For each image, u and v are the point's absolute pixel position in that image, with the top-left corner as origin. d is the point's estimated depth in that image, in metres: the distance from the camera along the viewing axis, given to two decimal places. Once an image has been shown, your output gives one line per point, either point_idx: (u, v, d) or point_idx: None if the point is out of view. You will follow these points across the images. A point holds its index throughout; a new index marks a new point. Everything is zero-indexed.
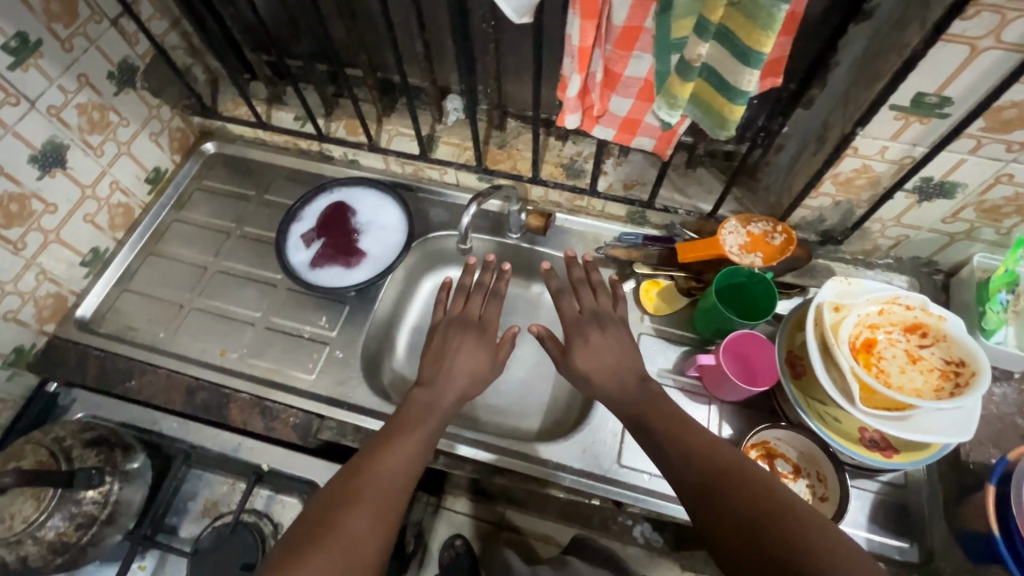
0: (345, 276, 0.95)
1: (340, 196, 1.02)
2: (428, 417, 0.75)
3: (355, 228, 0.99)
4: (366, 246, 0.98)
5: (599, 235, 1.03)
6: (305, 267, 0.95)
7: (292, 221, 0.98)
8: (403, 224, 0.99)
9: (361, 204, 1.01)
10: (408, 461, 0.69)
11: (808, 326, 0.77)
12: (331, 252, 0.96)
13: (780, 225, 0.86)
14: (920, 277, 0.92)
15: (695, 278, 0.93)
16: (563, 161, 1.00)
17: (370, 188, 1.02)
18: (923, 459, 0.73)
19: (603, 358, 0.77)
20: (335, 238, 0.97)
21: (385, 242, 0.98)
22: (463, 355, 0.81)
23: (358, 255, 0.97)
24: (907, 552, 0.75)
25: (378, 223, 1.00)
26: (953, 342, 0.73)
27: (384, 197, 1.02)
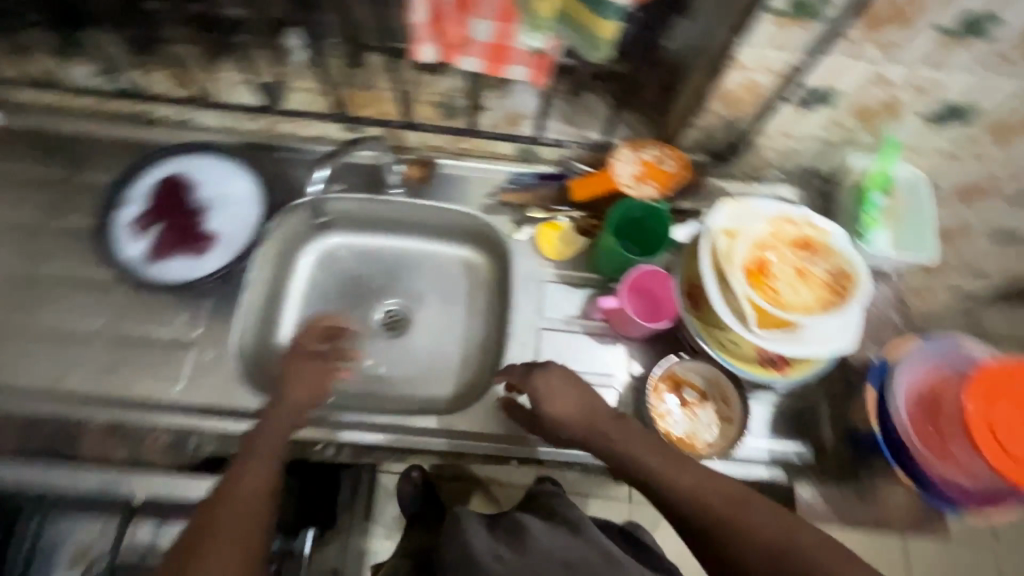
0: (195, 264, 0.84)
1: (174, 171, 0.88)
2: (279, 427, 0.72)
3: (199, 208, 0.87)
4: (215, 225, 0.87)
5: (489, 178, 0.93)
6: (144, 259, 0.83)
7: (120, 205, 0.85)
8: (256, 196, 0.89)
9: (202, 177, 0.89)
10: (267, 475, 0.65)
11: (704, 255, 0.76)
12: (173, 239, 0.85)
13: (670, 150, 0.83)
14: (806, 186, 0.91)
15: (595, 216, 0.88)
16: (438, 100, 0.86)
17: (210, 157, 0.89)
18: (814, 370, 0.75)
19: (575, 397, 0.68)
20: (177, 222, 0.86)
21: (237, 218, 0.87)
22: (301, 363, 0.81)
23: (207, 239, 0.86)
24: (803, 454, 0.78)
25: (224, 197, 0.88)
26: (835, 255, 0.75)
27: (229, 166, 0.90)
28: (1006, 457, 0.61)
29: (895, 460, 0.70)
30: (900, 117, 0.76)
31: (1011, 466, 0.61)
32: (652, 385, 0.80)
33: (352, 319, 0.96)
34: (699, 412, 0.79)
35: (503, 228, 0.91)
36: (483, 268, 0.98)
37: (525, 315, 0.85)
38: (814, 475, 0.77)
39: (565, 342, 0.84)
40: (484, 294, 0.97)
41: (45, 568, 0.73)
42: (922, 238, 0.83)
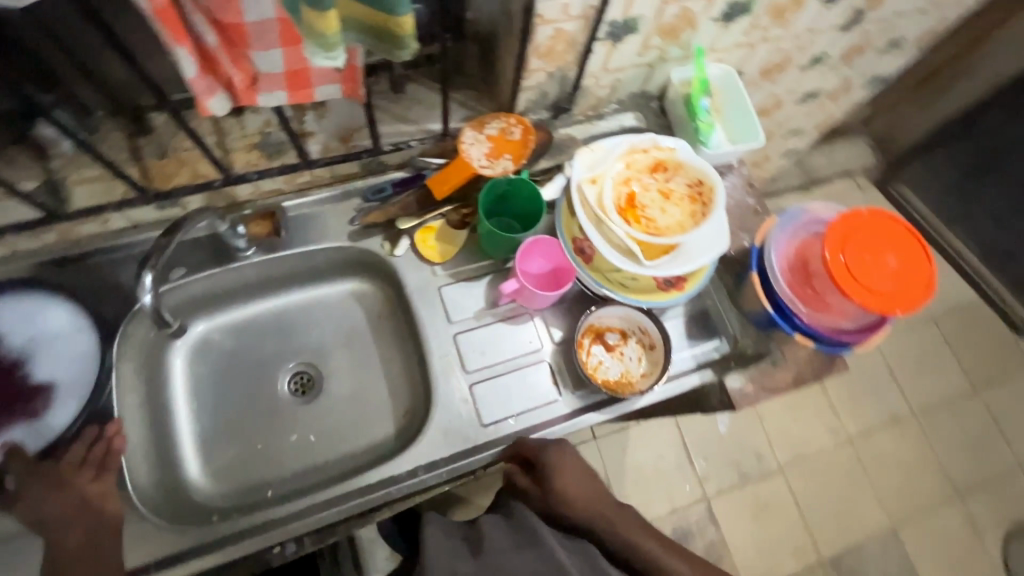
0: (38, 426, 0.71)
1: None
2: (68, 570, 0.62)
3: (18, 361, 0.73)
4: (45, 374, 0.73)
5: (343, 204, 0.86)
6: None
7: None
8: (81, 321, 0.75)
9: (7, 323, 0.73)
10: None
11: (578, 210, 0.77)
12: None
13: (513, 118, 0.82)
14: (643, 109, 0.96)
15: (464, 205, 0.86)
16: (254, 140, 0.80)
17: (5, 294, 0.74)
18: (705, 276, 0.81)
19: (584, 480, 0.74)
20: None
21: (68, 357, 0.74)
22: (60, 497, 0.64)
23: (37, 395, 0.72)
24: (721, 346, 0.85)
25: (43, 337, 0.74)
26: (687, 167, 0.80)
27: (35, 297, 0.74)
28: (869, 294, 0.68)
29: (792, 327, 0.78)
30: (698, 25, 0.81)
31: (877, 301, 0.68)
32: (578, 345, 0.82)
33: (258, 401, 0.87)
34: (625, 351, 0.83)
35: (380, 249, 0.86)
36: (376, 294, 0.93)
37: (436, 327, 0.83)
38: (735, 363, 0.84)
39: (483, 338, 0.83)
40: (387, 320, 0.92)
41: None
42: (750, 126, 0.91)
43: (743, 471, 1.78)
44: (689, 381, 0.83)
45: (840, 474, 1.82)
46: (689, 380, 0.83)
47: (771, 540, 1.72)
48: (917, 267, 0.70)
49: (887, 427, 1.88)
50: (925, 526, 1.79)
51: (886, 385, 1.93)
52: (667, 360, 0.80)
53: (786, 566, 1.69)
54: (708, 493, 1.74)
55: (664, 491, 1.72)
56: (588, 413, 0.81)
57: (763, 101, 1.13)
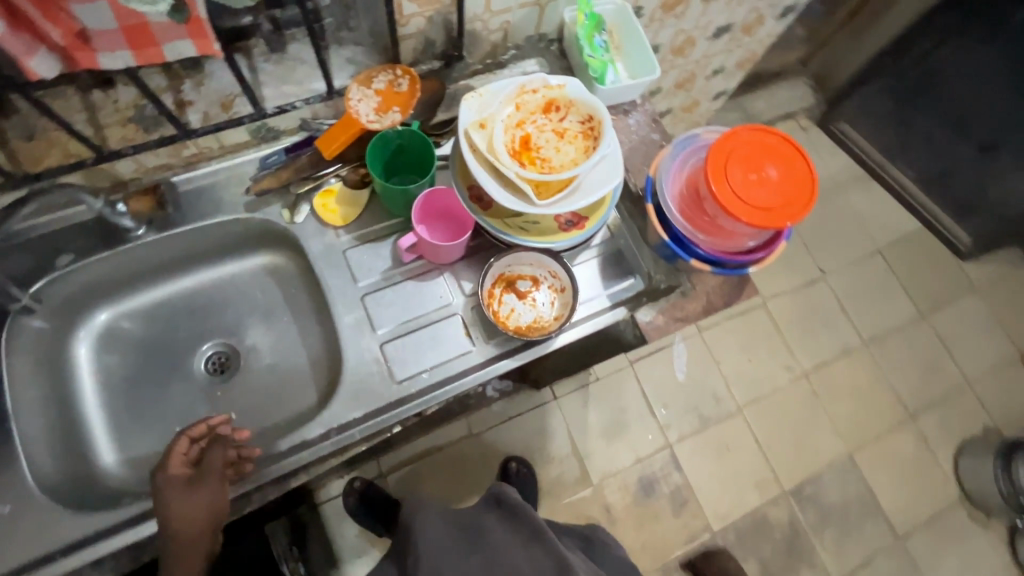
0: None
1: None
2: (195, 540, 0.70)
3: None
4: None
5: (238, 174, 0.84)
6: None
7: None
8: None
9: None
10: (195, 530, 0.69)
11: (468, 156, 0.76)
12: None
13: (398, 68, 0.80)
14: (541, 53, 0.94)
15: (361, 164, 0.84)
16: (127, 114, 0.74)
17: None
18: (605, 212, 0.80)
19: None
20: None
21: None
22: (191, 495, 0.69)
23: None
24: (636, 284, 0.86)
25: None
26: (578, 104, 0.78)
27: None
28: (755, 211, 0.68)
29: (690, 255, 0.77)
30: None
31: (763, 217, 0.68)
32: (488, 294, 0.82)
33: (174, 384, 0.86)
34: (537, 297, 0.84)
35: (279, 217, 0.84)
36: (286, 265, 0.91)
37: (342, 291, 0.82)
38: (646, 297, 0.85)
39: (391, 297, 0.82)
40: (300, 290, 0.91)
41: None
42: (647, 56, 0.89)
43: (704, 416, 1.81)
44: (607, 321, 0.84)
45: (797, 408, 1.87)
46: (604, 320, 0.84)
47: (733, 477, 1.76)
48: (799, 179, 0.70)
49: (841, 360, 1.93)
50: (881, 449, 1.85)
51: (837, 320, 1.98)
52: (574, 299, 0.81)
53: (750, 501, 1.74)
54: (671, 440, 1.78)
55: (627, 443, 1.75)
56: (503, 360, 0.81)
57: (674, 37, 1.12)
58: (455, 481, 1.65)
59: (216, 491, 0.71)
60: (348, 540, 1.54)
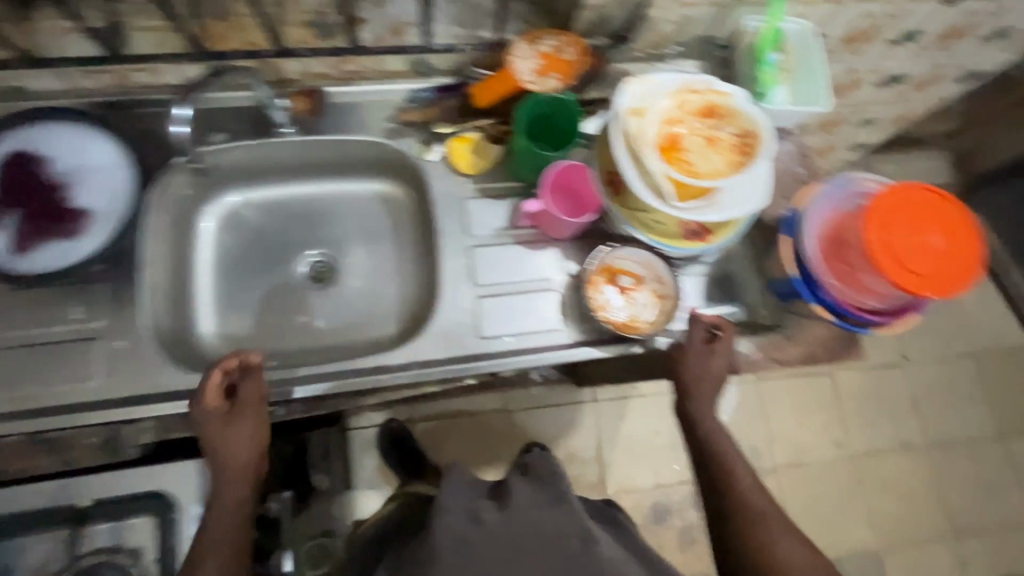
0: (76, 245, 0.75)
1: (18, 144, 0.75)
2: (233, 482, 0.68)
3: (61, 184, 0.76)
4: (86, 201, 0.77)
5: (385, 101, 0.87)
6: (15, 254, 0.73)
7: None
8: (122, 159, 0.78)
9: (53, 150, 0.77)
10: (241, 455, 0.68)
11: (616, 137, 0.74)
12: (45, 224, 0.75)
13: (570, 39, 0.80)
14: (706, 58, 0.91)
15: (502, 121, 0.85)
16: (309, 19, 0.75)
17: (59, 119, 0.77)
18: (733, 232, 0.78)
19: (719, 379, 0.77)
20: (34, 203, 0.75)
21: (108, 188, 0.77)
22: (231, 431, 0.68)
23: (79, 216, 0.76)
24: (737, 313, 0.83)
25: (97, 169, 0.78)
26: (740, 116, 0.75)
27: (85, 128, 0.77)
28: (908, 273, 0.64)
29: (815, 300, 0.74)
30: None
31: (915, 282, 0.64)
32: (589, 280, 0.81)
33: (275, 277, 0.91)
34: (636, 295, 0.81)
35: (413, 150, 0.86)
36: (403, 199, 0.94)
37: (453, 236, 0.83)
38: (745, 327, 0.83)
39: (496, 255, 0.83)
40: (408, 224, 0.94)
41: None
42: (815, 89, 0.86)
43: None
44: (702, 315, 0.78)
45: (836, 488, 1.77)
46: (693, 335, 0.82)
47: None
48: (963, 255, 0.65)
49: (897, 452, 1.82)
50: (912, 555, 1.74)
51: (906, 411, 1.85)
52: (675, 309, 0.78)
53: None
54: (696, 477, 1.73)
55: (652, 465, 1.73)
56: (587, 348, 0.81)
57: (840, 75, 1.06)
58: (476, 450, 1.67)
59: (251, 422, 0.70)
60: (367, 472, 1.59)
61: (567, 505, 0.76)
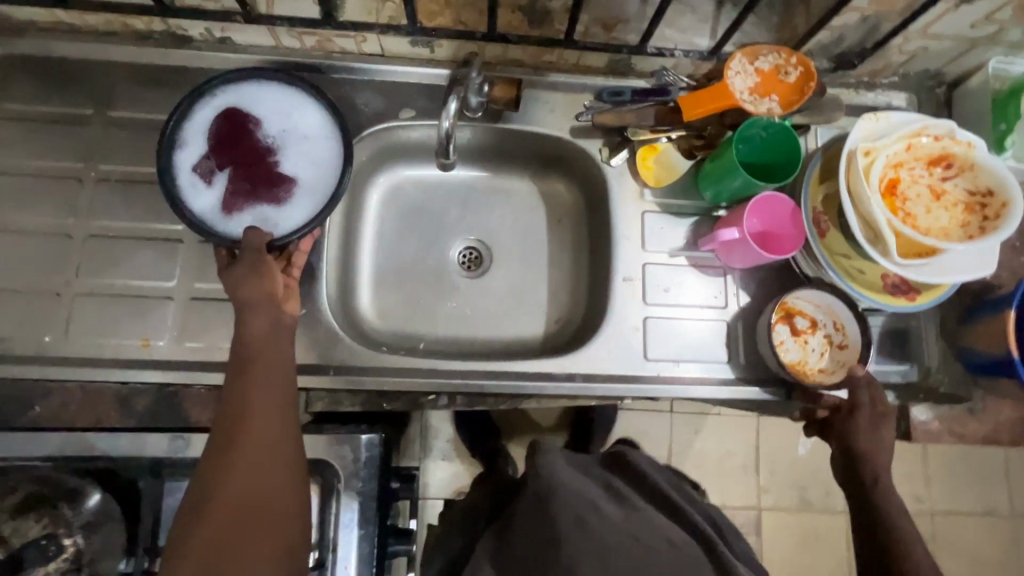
0: (279, 216, 0.70)
1: (235, 99, 0.71)
2: (262, 351, 0.61)
3: (270, 146, 0.71)
4: (292, 168, 0.71)
5: (575, 96, 0.84)
6: (222, 216, 0.69)
7: (170, 149, 0.68)
8: (331, 129, 0.72)
9: (265, 108, 0.72)
10: (262, 327, 0.62)
11: (839, 175, 0.69)
12: (251, 187, 0.70)
13: (795, 56, 0.72)
14: (923, 93, 0.84)
15: (695, 135, 0.80)
16: (520, 3, 0.72)
17: (279, 81, 0.73)
18: (943, 294, 0.72)
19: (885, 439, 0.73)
20: (244, 163, 0.70)
21: (316, 158, 0.72)
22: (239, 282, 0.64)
23: (284, 183, 0.71)
24: (909, 373, 0.78)
25: (306, 135, 0.72)
26: (980, 171, 0.69)
27: (301, 94, 0.73)
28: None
29: None
30: None
31: None
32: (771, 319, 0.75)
33: (430, 257, 0.89)
34: (811, 341, 0.77)
35: (597, 153, 0.83)
36: (566, 197, 0.91)
37: (627, 249, 0.81)
38: (923, 395, 0.77)
39: (670, 275, 0.80)
40: (566, 227, 0.91)
41: None
42: None
43: (807, 499, 1.67)
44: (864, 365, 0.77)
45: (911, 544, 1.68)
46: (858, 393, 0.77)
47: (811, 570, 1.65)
48: None
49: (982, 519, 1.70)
50: None
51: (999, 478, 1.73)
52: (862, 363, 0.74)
53: None
54: (762, 504, 1.66)
55: (720, 483, 1.66)
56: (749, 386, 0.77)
57: None
58: None
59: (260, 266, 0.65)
60: None
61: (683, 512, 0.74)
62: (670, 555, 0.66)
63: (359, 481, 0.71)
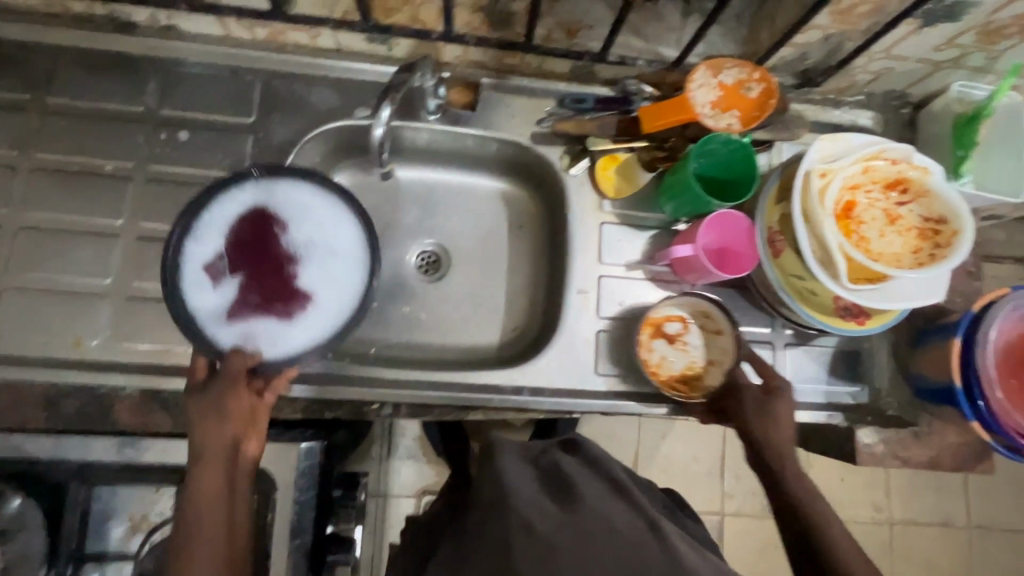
0: (282, 333, 0.65)
1: (264, 198, 0.67)
2: (210, 506, 0.60)
3: (290, 254, 0.67)
4: (310, 285, 0.67)
5: (538, 101, 0.82)
6: (219, 320, 0.64)
7: (182, 238, 0.64)
8: (361, 249, 0.68)
9: (291, 210, 0.68)
10: (212, 477, 0.61)
11: (794, 195, 0.68)
12: (258, 295, 0.65)
13: (758, 72, 0.71)
14: (887, 113, 0.83)
15: (658, 146, 0.78)
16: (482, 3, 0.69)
17: (313, 183, 0.69)
18: (892, 319, 0.72)
19: (789, 423, 0.72)
20: (260, 273, 0.66)
21: (338, 278, 0.67)
22: (205, 425, 0.62)
23: (298, 301, 0.66)
24: (859, 395, 0.79)
25: (327, 245, 0.68)
26: (934, 197, 0.68)
27: (334, 200, 0.69)
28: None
29: (975, 417, 0.67)
30: None
31: None
32: (638, 342, 0.75)
33: (386, 261, 0.87)
34: (688, 340, 0.77)
35: (557, 162, 0.81)
36: (527, 203, 0.89)
37: (585, 262, 0.79)
38: (872, 418, 0.78)
39: (626, 289, 0.79)
40: (527, 234, 0.89)
41: (100, 540, 0.70)
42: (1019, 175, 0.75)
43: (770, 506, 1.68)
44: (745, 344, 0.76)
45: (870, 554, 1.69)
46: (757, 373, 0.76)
47: None
48: None
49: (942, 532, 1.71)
50: None
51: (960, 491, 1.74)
52: (738, 345, 0.74)
53: None
54: (726, 509, 1.66)
55: (683, 488, 1.66)
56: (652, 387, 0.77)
57: None
58: None
59: (232, 402, 0.63)
60: None
61: (629, 494, 0.68)
62: (609, 542, 0.57)
63: (299, 491, 0.70)
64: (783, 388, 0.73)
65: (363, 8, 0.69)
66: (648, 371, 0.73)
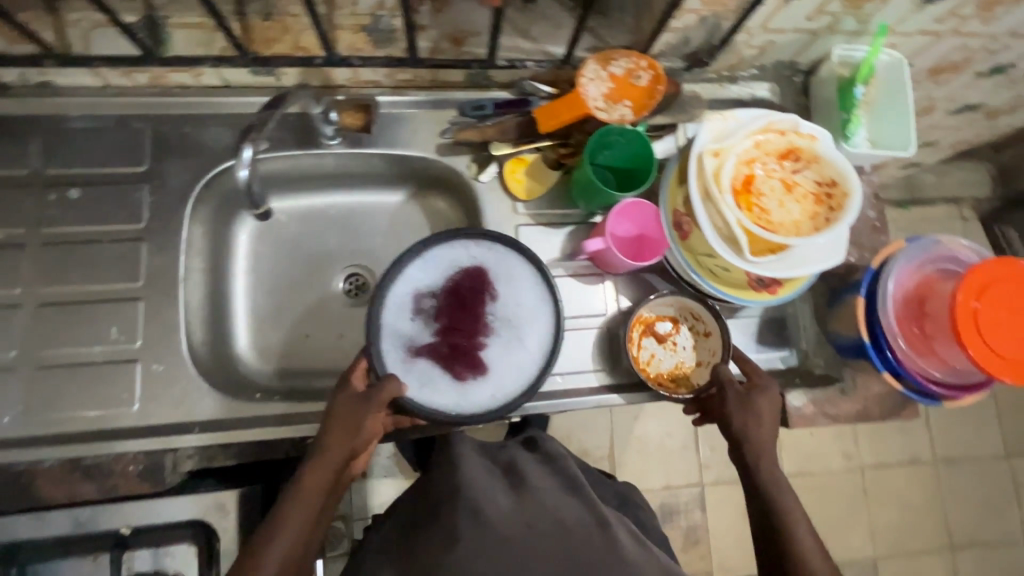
0: (443, 391, 0.65)
1: (483, 250, 0.70)
2: (308, 506, 0.60)
3: (489, 326, 0.68)
4: (491, 360, 0.67)
5: (439, 112, 0.81)
6: (400, 345, 0.66)
7: (411, 261, 0.68)
8: (545, 346, 0.68)
9: (505, 285, 0.69)
10: (322, 476, 0.61)
11: (690, 179, 0.70)
12: (445, 347, 0.67)
13: (644, 60, 0.72)
14: (783, 82, 0.85)
15: (562, 143, 0.78)
16: (362, 23, 0.69)
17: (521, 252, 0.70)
18: (802, 285, 0.74)
19: (768, 410, 0.71)
20: (460, 331, 0.67)
21: (513, 363, 0.67)
22: (343, 419, 0.63)
23: (474, 370, 0.66)
24: (788, 358, 0.81)
25: (518, 329, 0.68)
26: (824, 162, 0.70)
27: (530, 275, 0.70)
28: (981, 339, 0.62)
29: (886, 367, 0.71)
30: None
31: (997, 364, 0.61)
32: (628, 339, 0.76)
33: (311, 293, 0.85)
34: (678, 341, 0.78)
35: (465, 170, 0.81)
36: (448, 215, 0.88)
37: None
38: (801, 380, 0.80)
39: None
40: None
41: None
42: (906, 129, 0.78)
43: None
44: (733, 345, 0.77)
45: None
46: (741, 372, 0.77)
47: None
48: None
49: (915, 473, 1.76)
50: None
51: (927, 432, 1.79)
52: (727, 345, 0.75)
53: None
54: (704, 479, 1.65)
55: (663, 467, 1.65)
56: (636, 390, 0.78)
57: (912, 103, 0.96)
58: None
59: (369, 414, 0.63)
60: None
61: (583, 492, 0.69)
62: (554, 536, 0.61)
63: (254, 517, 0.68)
64: (767, 383, 0.72)
65: (238, 42, 0.68)
66: (636, 367, 0.74)
